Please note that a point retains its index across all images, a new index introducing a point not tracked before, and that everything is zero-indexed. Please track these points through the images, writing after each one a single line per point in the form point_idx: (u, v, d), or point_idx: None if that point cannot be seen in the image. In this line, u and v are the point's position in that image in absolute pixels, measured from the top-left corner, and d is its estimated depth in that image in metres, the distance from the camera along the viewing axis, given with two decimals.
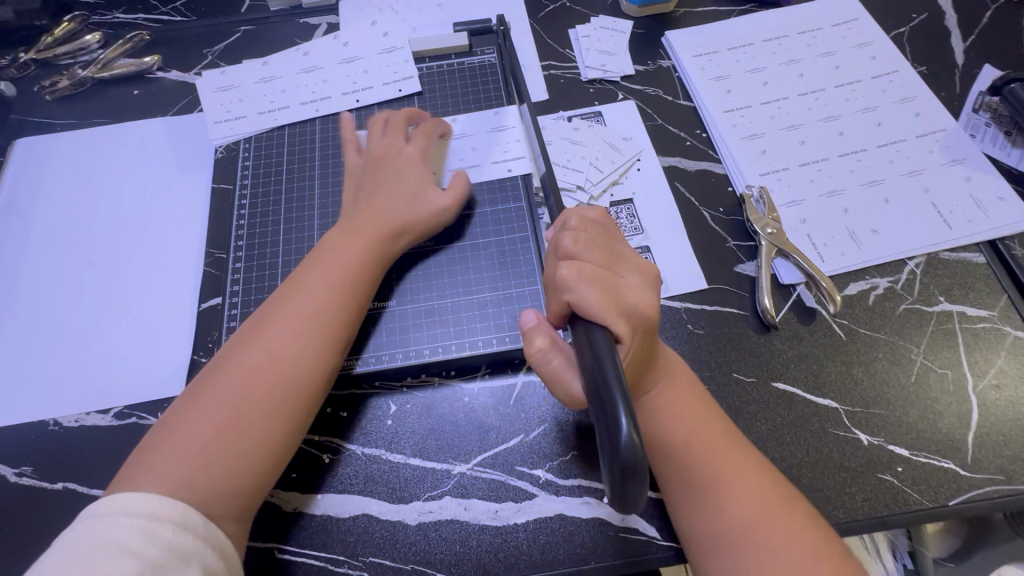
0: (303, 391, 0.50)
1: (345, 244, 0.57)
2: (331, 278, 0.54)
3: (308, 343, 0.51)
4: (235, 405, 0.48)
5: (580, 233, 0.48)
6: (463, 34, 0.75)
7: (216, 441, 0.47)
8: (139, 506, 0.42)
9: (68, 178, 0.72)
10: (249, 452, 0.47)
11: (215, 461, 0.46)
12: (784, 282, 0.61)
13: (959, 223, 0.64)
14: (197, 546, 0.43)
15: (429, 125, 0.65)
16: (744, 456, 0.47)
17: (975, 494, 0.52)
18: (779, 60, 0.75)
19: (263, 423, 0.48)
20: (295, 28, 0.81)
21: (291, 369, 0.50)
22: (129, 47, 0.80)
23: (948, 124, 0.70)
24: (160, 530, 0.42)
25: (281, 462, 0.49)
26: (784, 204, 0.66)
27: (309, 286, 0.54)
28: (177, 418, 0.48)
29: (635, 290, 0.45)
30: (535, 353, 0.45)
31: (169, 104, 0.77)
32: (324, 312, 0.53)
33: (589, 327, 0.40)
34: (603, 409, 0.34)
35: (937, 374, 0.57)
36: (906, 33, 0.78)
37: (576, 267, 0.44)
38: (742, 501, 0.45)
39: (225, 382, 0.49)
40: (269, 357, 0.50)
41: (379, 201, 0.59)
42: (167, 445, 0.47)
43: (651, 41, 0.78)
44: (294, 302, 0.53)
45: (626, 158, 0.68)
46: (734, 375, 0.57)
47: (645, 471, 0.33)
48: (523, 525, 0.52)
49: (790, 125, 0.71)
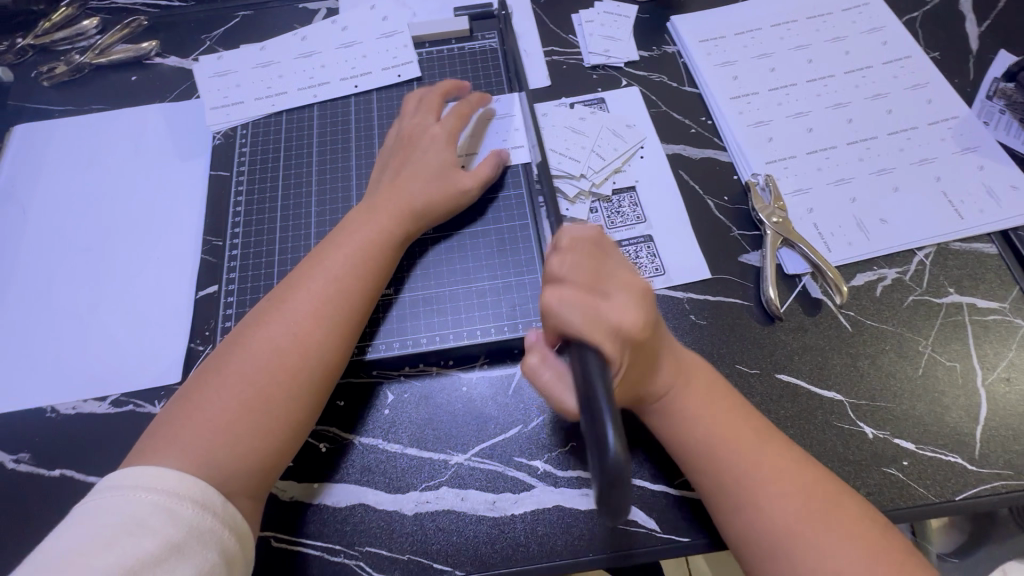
0: (322, 374, 0.50)
1: (366, 222, 0.56)
2: (351, 257, 0.54)
3: (327, 322, 0.51)
4: (257, 383, 0.48)
5: (567, 254, 0.46)
6: (464, 18, 0.74)
7: (237, 419, 0.46)
8: (161, 482, 0.42)
9: (67, 165, 0.72)
10: (268, 432, 0.47)
11: (236, 439, 0.46)
12: (789, 272, 0.60)
13: (971, 212, 0.62)
14: (216, 528, 0.42)
15: (466, 107, 0.63)
16: (783, 451, 0.46)
17: (981, 489, 0.51)
18: (787, 45, 0.74)
19: (284, 403, 0.48)
20: (294, 13, 0.80)
21: (311, 350, 0.50)
22: (127, 32, 0.80)
23: (960, 111, 0.68)
24: (181, 509, 0.41)
25: (293, 446, 0.49)
26: (790, 192, 0.64)
27: (331, 264, 0.53)
28: (197, 393, 0.47)
29: (620, 309, 0.43)
30: (529, 369, 0.46)
31: (167, 90, 0.76)
32: (339, 294, 0.52)
33: (581, 347, 0.39)
34: (591, 419, 0.33)
35: (945, 366, 0.56)
36: (918, 18, 0.76)
37: (557, 292, 0.43)
38: (787, 493, 0.44)
39: (246, 359, 0.48)
40: (290, 336, 0.49)
41: (402, 181, 0.58)
42: (188, 421, 0.46)
43: (656, 26, 0.76)
44: (316, 280, 0.52)
45: (629, 145, 0.67)
46: (737, 367, 0.56)
47: (632, 484, 0.31)
48: (521, 516, 0.52)
49: (798, 112, 0.69)
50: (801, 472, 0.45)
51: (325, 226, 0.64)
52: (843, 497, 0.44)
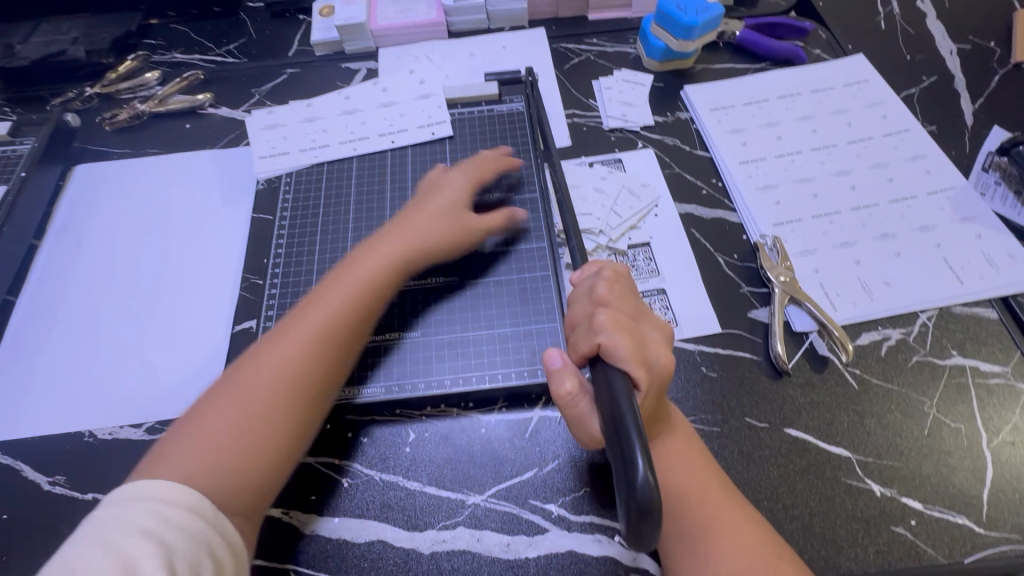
0: (318, 392, 0.53)
1: (374, 256, 0.60)
2: (354, 284, 0.57)
3: (325, 342, 0.54)
4: (256, 399, 0.50)
5: (614, 284, 0.53)
6: (493, 83, 0.81)
7: (235, 436, 0.49)
8: (160, 491, 0.44)
9: (121, 203, 0.78)
10: (265, 449, 0.49)
11: (233, 457, 0.48)
12: (797, 329, 0.63)
13: (971, 278, 0.65)
14: (207, 532, 0.44)
15: (485, 163, 0.70)
16: (736, 511, 0.49)
17: (990, 552, 0.52)
18: (793, 116, 0.79)
19: (279, 418, 0.50)
20: (337, 71, 0.88)
21: (309, 368, 0.53)
22: (184, 84, 0.87)
23: (957, 182, 0.72)
24: (175, 515, 0.43)
25: (285, 465, 0.51)
26: (796, 253, 0.68)
27: (331, 291, 0.57)
28: (201, 412, 0.50)
29: (657, 344, 0.49)
30: (564, 395, 0.48)
31: (217, 138, 0.83)
32: (333, 316, 0.55)
33: (608, 370, 0.43)
34: (621, 449, 0.37)
35: (949, 427, 0.58)
36: (915, 94, 0.81)
37: (612, 315, 0.48)
38: (732, 551, 0.47)
39: (248, 378, 0.51)
40: (287, 355, 0.52)
41: (409, 224, 0.63)
42: (190, 437, 0.48)
43: (670, 95, 0.83)
44: (317, 305, 0.56)
45: (644, 203, 0.71)
46: (747, 420, 0.58)
47: (659, 512, 0.35)
48: (534, 559, 0.53)
49: (804, 178, 0.74)
50: (750, 534, 0.47)
51: None
52: (785, 563, 0.46)
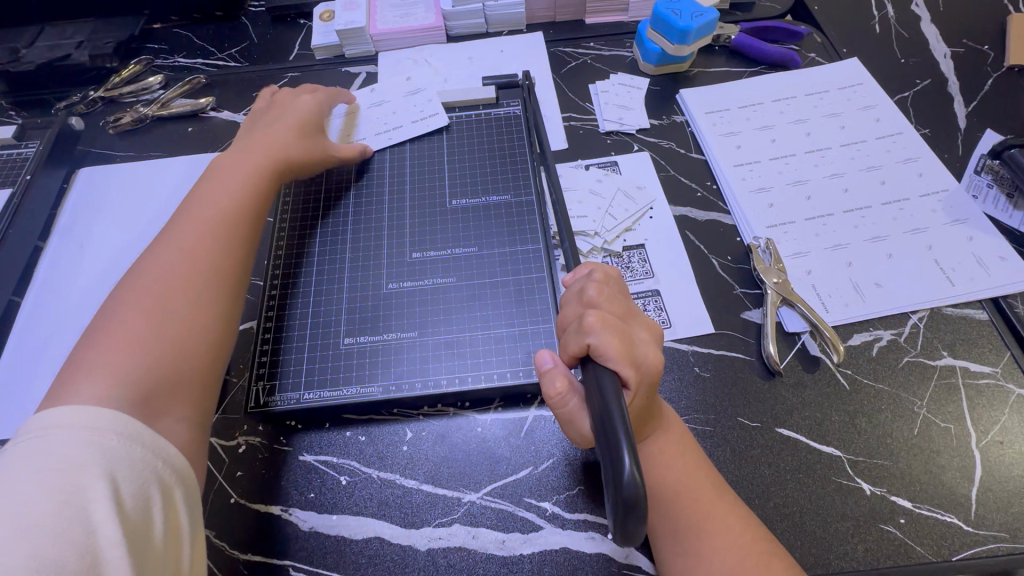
0: (220, 280, 0.56)
1: (207, 185, 0.64)
2: (219, 199, 0.62)
3: (217, 238, 0.58)
4: (163, 295, 0.53)
5: (604, 286, 0.54)
6: (491, 87, 0.82)
7: (147, 330, 0.50)
8: (78, 414, 0.42)
9: (124, 205, 0.79)
10: (178, 333, 0.51)
11: (151, 349, 0.49)
12: (788, 330, 0.64)
13: (962, 280, 0.66)
14: (146, 457, 0.43)
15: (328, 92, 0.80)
16: (726, 508, 0.50)
17: (978, 551, 0.53)
18: (787, 119, 0.80)
19: (188, 304, 0.53)
20: (337, 75, 0.89)
21: (206, 260, 0.56)
22: (187, 88, 0.89)
23: (950, 184, 0.73)
24: (109, 441, 0.42)
25: (202, 351, 0.52)
26: (789, 255, 0.69)
27: (194, 210, 0.61)
28: (102, 328, 0.50)
29: (645, 344, 0.50)
30: (554, 396, 0.49)
31: (219, 141, 0.84)
32: (221, 221, 0.60)
33: (599, 372, 0.44)
34: (608, 447, 0.38)
35: (939, 427, 0.58)
36: (909, 98, 0.82)
37: (601, 316, 0.49)
38: (722, 549, 0.47)
39: (151, 281, 0.54)
40: (183, 254, 0.56)
41: (238, 159, 0.67)
42: (99, 346, 0.48)
43: (666, 98, 0.84)
44: (193, 219, 0.60)
45: (639, 206, 0.72)
46: (739, 420, 0.59)
47: (645, 508, 0.36)
48: (529, 556, 0.54)
49: (797, 180, 0.74)
50: (741, 532, 0.48)
51: (357, 270, 0.69)
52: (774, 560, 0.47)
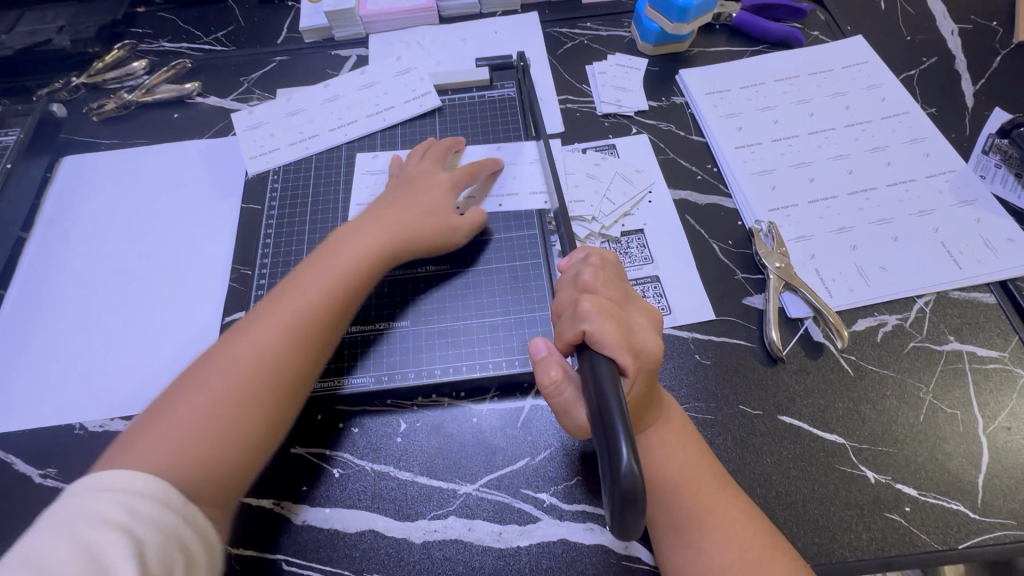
0: (287, 379, 0.50)
1: (327, 258, 0.57)
2: (327, 278, 0.55)
3: (290, 328, 0.52)
4: (212, 393, 0.48)
5: (600, 271, 0.52)
6: (484, 69, 0.79)
7: (197, 433, 0.46)
8: (120, 482, 0.40)
9: (109, 194, 0.77)
10: (229, 437, 0.47)
11: (193, 455, 0.45)
12: (791, 316, 0.62)
13: (969, 263, 0.64)
14: (177, 524, 0.40)
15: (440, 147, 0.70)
16: (729, 501, 0.48)
17: (984, 538, 0.51)
18: (790, 99, 0.78)
19: (242, 408, 0.48)
20: (326, 59, 0.87)
21: (271, 356, 0.50)
22: (172, 73, 0.86)
23: (958, 165, 0.71)
24: (142, 503, 0.39)
25: (244, 460, 0.47)
26: (792, 239, 0.67)
27: (307, 286, 0.55)
28: (157, 418, 0.46)
29: (642, 329, 0.49)
30: (549, 385, 0.48)
31: (206, 128, 0.82)
32: (317, 305, 0.54)
33: (594, 357, 0.43)
34: (604, 437, 0.36)
35: (945, 413, 0.57)
36: (915, 76, 0.80)
37: (596, 301, 0.48)
38: (724, 541, 0.46)
39: (216, 371, 0.49)
40: (250, 347, 0.50)
41: (356, 230, 0.60)
42: (145, 442, 0.45)
43: (665, 79, 0.81)
44: (293, 296, 0.54)
45: (638, 190, 0.70)
46: (741, 408, 0.58)
47: (643, 500, 0.34)
48: (526, 547, 0.53)
49: (800, 162, 0.72)
50: (745, 524, 0.47)
51: None
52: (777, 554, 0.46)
